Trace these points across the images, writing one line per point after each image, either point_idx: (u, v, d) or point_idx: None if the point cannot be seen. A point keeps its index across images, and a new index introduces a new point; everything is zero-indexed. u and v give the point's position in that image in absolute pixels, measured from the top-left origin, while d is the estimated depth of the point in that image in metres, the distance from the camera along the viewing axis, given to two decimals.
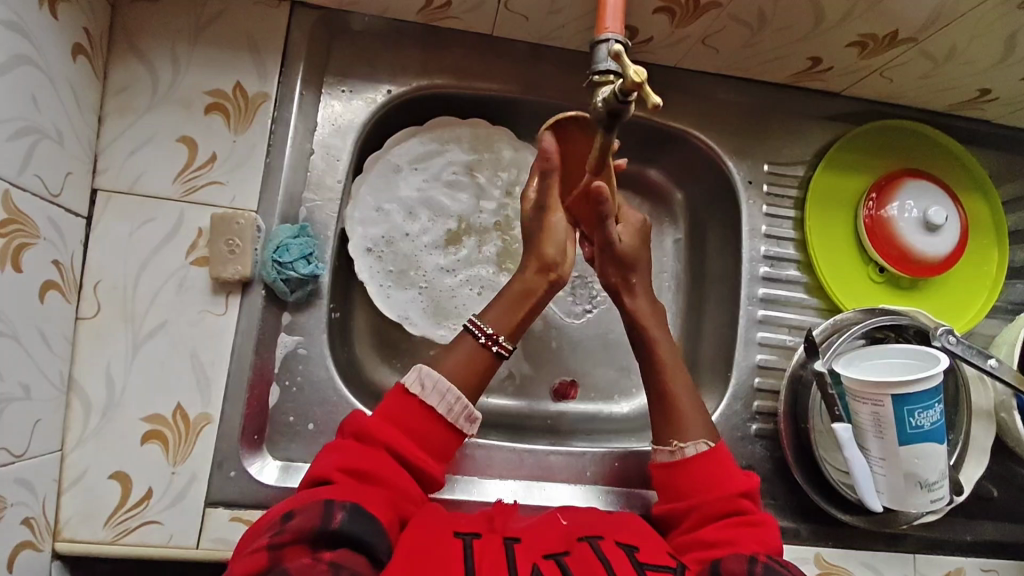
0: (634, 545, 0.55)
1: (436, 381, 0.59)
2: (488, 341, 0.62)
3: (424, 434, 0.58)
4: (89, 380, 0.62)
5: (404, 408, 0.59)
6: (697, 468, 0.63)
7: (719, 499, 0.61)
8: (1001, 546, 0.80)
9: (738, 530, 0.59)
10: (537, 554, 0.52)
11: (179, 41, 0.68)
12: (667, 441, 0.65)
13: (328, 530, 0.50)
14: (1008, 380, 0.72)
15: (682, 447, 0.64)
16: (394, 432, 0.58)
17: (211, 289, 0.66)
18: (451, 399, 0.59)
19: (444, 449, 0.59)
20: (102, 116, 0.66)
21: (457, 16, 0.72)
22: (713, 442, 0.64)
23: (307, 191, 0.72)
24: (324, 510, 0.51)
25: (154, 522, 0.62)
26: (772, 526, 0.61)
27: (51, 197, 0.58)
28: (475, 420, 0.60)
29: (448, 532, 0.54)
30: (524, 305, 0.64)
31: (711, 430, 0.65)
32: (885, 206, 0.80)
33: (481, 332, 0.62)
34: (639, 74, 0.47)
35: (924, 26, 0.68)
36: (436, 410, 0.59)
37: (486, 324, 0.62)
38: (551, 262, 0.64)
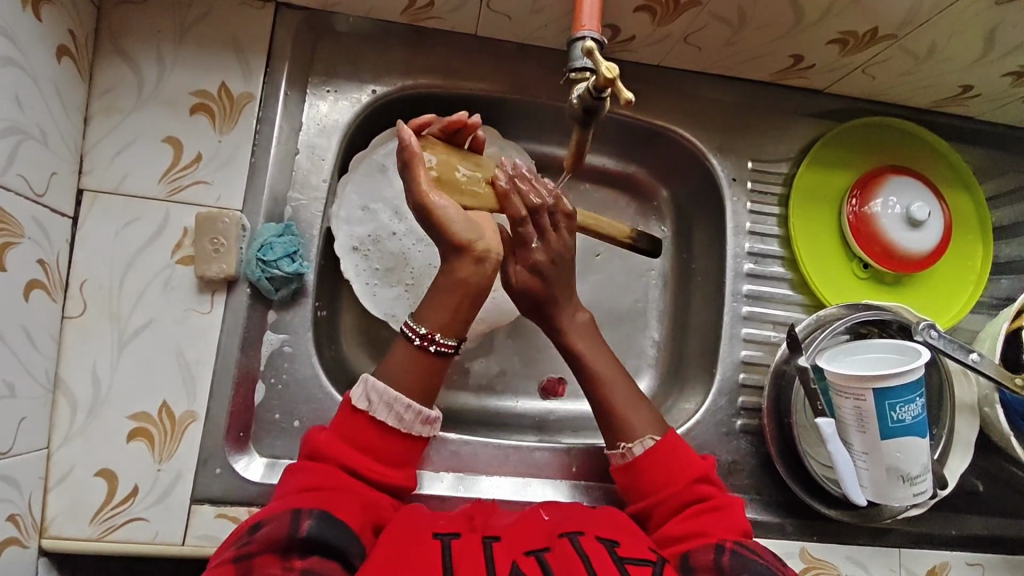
0: (614, 539, 0.55)
1: (381, 394, 0.58)
2: (423, 341, 0.59)
3: (383, 448, 0.59)
4: (74, 379, 0.63)
5: (355, 426, 0.59)
6: (651, 461, 0.65)
7: (678, 491, 0.63)
8: (987, 540, 0.81)
9: (702, 518, 0.61)
10: (517, 551, 0.52)
11: (164, 42, 0.69)
12: (615, 445, 0.67)
13: (296, 537, 0.50)
14: (990, 374, 0.71)
15: (630, 447, 0.66)
16: (349, 451, 0.58)
17: (197, 287, 0.66)
18: (400, 408, 0.58)
19: (406, 457, 0.61)
20: (88, 117, 0.66)
21: (440, 16, 0.73)
22: (659, 434, 0.66)
23: (292, 190, 0.72)
24: (290, 518, 0.52)
25: (140, 519, 0.62)
26: (736, 506, 0.63)
27: (36, 197, 0.59)
28: (431, 420, 0.60)
29: (427, 533, 0.54)
30: (459, 299, 0.57)
31: (657, 424, 0.68)
32: (868, 203, 0.80)
33: (414, 333, 0.59)
34: (612, 70, 0.48)
35: (903, 23, 0.69)
36: (386, 423, 0.59)
37: (417, 324, 0.59)
38: (471, 242, 0.57)
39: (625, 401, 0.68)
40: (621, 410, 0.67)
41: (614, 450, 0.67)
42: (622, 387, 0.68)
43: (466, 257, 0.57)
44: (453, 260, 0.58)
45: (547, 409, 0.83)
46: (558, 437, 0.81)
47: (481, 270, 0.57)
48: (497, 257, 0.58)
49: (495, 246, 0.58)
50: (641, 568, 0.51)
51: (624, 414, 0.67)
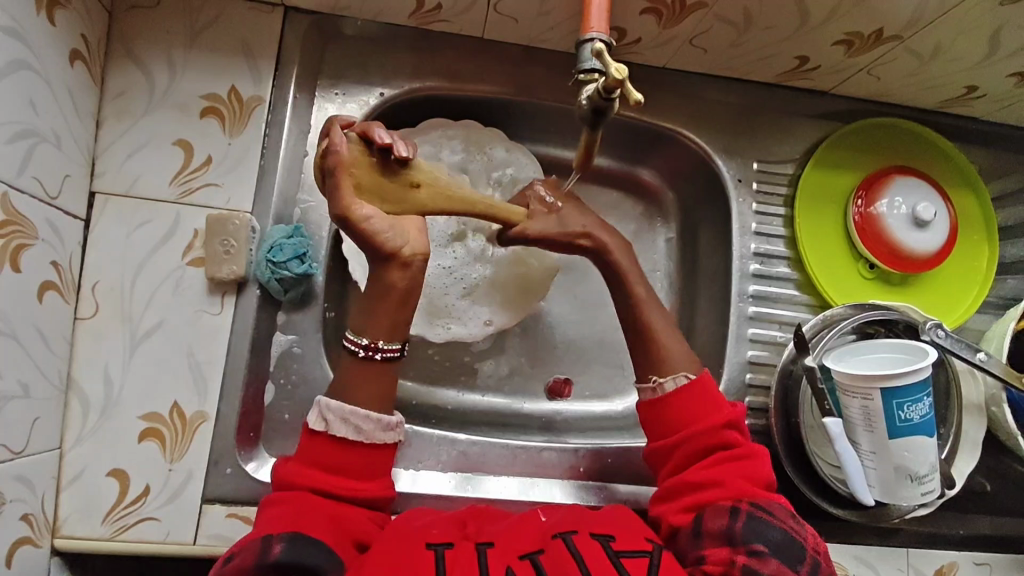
0: (609, 534, 0.56)
1: (336, 411, 0.60)
2: (369, 351, 0.62)
3: (345, 464, 0.59)
4: (87, 379, 0.63)
5: (317, 447, 0.59)
6: (680, 399, 0.65)
7: (705, 434, 0.63)
8: (995, 540, 0.81)
9: (725, 464, 0.62)
10: (511, 556, 0.53)
11: (175, 46, 0.69)
12: (648, 378, 0.67)
13: (267, 562, 0.51)
14: (998, 374, 0.71)
15: (661, 382, 0.66)
16: (315, 474, 0.58)
17: (207, 289, 0.67)
18: (357, 419, 0.60)
19: (375, 466, 0.61)
20: (100, 120, 0.67)
21: (447, 19, 0.73)
22: (694, 373, 0.67)
23: (301, 192, 0.73)
24: (261, 544, 0.53)
25: (151, 519, 0.63)
26: (761, 453, 0.64)
27: (50, 199, 0.59)
28: (390, 425, 0.61)
29: (419, 545, 0.53)
30: (393, 305, 0.62)
31: (693, 363, 0.68)
32: (874, 203, 0.81)
33: (358, 345, 0.62)
34: (621, 71, 0.49)
35: (908, 24, 0.69)
36: (347, 437, 0.60)
37: (360, 335, 0.62)
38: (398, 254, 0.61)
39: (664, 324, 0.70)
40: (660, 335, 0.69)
41: (647, 382, 0.67)
42: (658, 310, 0.70)
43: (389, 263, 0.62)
44: (382, 269, 0.62)
45: (554, 409, 0.84)
46: (565, 437, 0.82)
47: (411, 277, 0.62)
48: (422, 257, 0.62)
49: (420, 248, 0.62)
50: (638, 561, 0.53)
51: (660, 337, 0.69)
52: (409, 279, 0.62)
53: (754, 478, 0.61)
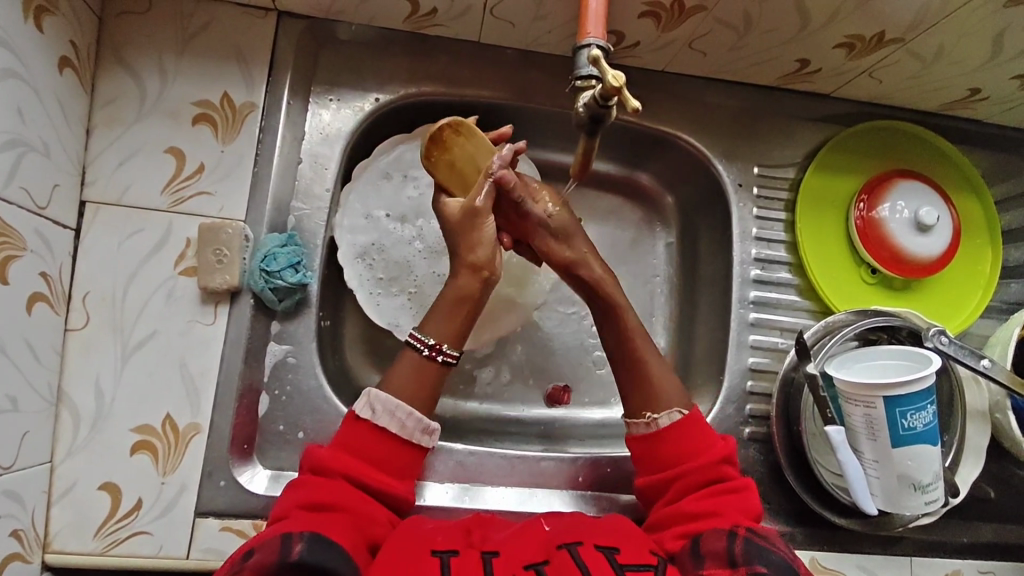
0: (613, 547, 0.55)
1: (386, 404, 0.60)
2: (432, 353, 0.62)
3: (386, 459, 0.60)
4: (77, 392, 0.62)
5: (360, 435, 0.60)
6: (675, 436, 0.64)
7: (703, 467, 0.63)
8: (998, 548, 0.80)
9: (720, 498, 0.61)
10: (516, 566, 0.52)
11: (167, 52, 0.68)
12: (639, 414, 0.65)
13: (287, 561, 0.49)
14: (1001, 381, 0.70)
15: (656, 417, 0.64)
16: (354, 462, 0.59)
17: (200, 299, 0.66)
18: (403, 416, 0.60)
19: (407, 467, 0.61)
20: (90, 128, 0.66)
21: (443, 24, 0.72)
22: (687, 408, 0.65)
23: (295, 200, 0.72)
24: (282, 542, 0.51)
25: (144, 533, 0.62)
26: (754, 490, 0.63)
27: (39, 210, 0.58)
28: (431, 431, 0.62)
29: (424, 552, 0.53)
30: (462, 310, 0.63)
31: (683, 397, 0.66)
32: (876, 207, 0.79)
33: (424, 345, 0.62)
34: (618, 79, 0.48)
35: (910, 27, 0.68)
36: (389, 430, 0.60)
37: (426, 335, 0.63)
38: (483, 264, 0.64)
39: (657, 359, 0.67)
40: (652, 370, 0.66)
41: (639, 418, 0.65)
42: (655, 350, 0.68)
43: (461, 269, 0.64)
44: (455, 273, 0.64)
45: (553, 418, 0.83)
46: (564, 446, 0.81)
47: (484, 285, 0.64)
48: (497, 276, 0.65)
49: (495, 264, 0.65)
50: None
51: (654, 372, 0.66)
52: (482, 287, 0.64)
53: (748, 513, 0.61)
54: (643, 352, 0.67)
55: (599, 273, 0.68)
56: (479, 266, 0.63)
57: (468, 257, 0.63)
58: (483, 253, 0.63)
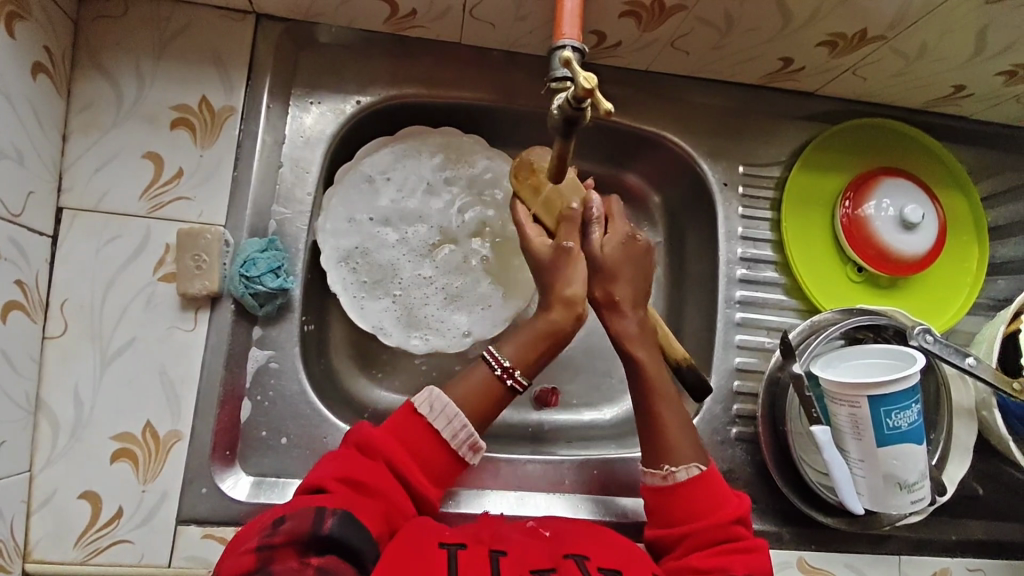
0: (616, 570, 0.54)
1: (446, 406, 0.59)
2: (504, 374, 0.62)
3: (435, 467, 0.59)
4: (56, 400, 0.62)
5: (411, 428, 0.59)
6: (691, 491, 0.62)
7: (716, 526, 0.60)
8: (988, 545, 0.79)
9: (729, 555, 0.59)
10: (524, 568, 0.52)
11: (144, 56, 0.68)
12: (656, 466, 0.64)
13: (319, 535, 0.50)
14: (987, 379, 0.70)
15: (673, 471, 0.63)
16: (402, 453, 0.58)
17: (180, 305, 0.65)
18: (458, 425, 0.59)
19: (447, 476, 0.60)
20: (67, 134, 0.65)
21: (423, 25, 0.72)
22: (704, 465, 0.63)
23: (276, 204, 0.71)
24: (315, 515, 0.51)
25: (124, 542, 0.61)
26: (765, 551, 0.61)
27: (13, 217, 0.58)
28: (478, 450, 0.60)
29: (432, 543, 0.53)
30: (541, 341, 0.63)
31: (700, 452, 0.65)
32: (862, 205, 0.79)
33: (498, 364, 0.62)
34: (590, 80, 0.47)
35: (892, 24, 0.68)
36: (443, 434, 0.59)
37: (502, 355, 0.62)
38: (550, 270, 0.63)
39: (677, 420, 0.65)
40: (670, 428, 0.65)
41: (654, 471, 0.64)
42: (677, 412, 0.66)
43: (555, 304, 0.63)
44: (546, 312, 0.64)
45: (540, 420, 0.82)
46: (552, 449, 0.80)
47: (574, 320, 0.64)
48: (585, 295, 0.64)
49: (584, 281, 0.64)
50: None
51: (670, 433, 0.64)
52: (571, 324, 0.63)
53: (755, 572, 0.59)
54: (661, 411, 0.65)
55: (628, 328, 0.66)
56: (569, 301, 0.63)
57: (564, 291, 0.63)
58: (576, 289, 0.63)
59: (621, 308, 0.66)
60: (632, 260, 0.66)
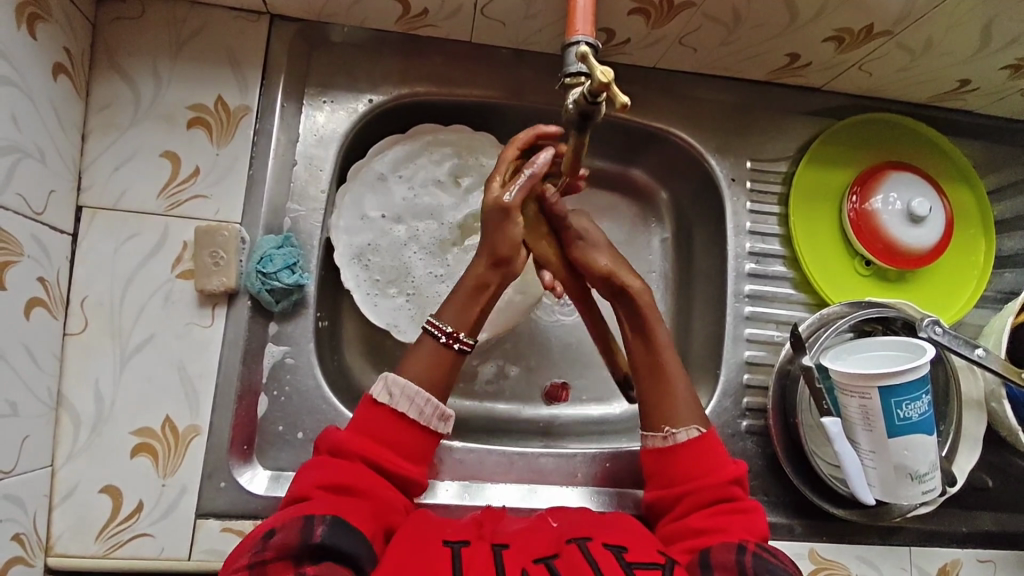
0: (622, 545, 0.54)
1: (403, 387, 0.60)
2: (449, 341, 0.62)
3: (402, 442, 0.60)
4: (76, 395, 0.63)
5: (377, 417, 0.60)
6: (686, 457, 0.64)
7: (713, 486, 0.62)
8: (1000, 537, 0.80)
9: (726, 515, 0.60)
10: (527, 559, 0.52)
11: (160, 58, 0.69)
12: (657, 427, 0.65)
13: (309, 544, 0.50)
14: (997, 370, 0.70)
15: (674, 432, 0.64)
16: (371, 445, 0.59)
17: (197, 301, 0.66)
18: (421, 402, 0.60)
19: (424, 452, 0.61)
20: (86, 134, 0.66)
21: (435, 24, 0.73)
22: (703, 427, 0.64)
23: (291, 201, 0.72)
24: (303, 524, 0.51)
25: (145, 535, 0.62)
26: (761, 512, 0.62)
27: (35, 215, 0.59)
28: (447, 419, 0.62)
29: (436, 541, 0.54)
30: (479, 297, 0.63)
31: (702, 416, 0.65)
32: (869, 199, 0.80)
33: (442, 332, 0.62)
34: (606, 74, 0.48)
35: (898, 18, 0.69)
36: (408, 416, 0.60)
37: (444, 323, 0.62)
38: (505, 257, 0.62)
39: (676, 367, 0.66)
40: (674, 383, 0.65)
41: (655, 432, 0.65)
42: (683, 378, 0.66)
43: (483, 258, 0.63)
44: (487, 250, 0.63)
45: (551, 415, 0.83)
46: (564, 444, 0.81)
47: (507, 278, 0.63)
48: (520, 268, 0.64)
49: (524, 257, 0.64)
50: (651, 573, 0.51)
51: (674, 399, 0.65)
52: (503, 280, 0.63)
53: (753, 529, 0.60)
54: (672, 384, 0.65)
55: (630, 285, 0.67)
56: (499, 258, 0.62)
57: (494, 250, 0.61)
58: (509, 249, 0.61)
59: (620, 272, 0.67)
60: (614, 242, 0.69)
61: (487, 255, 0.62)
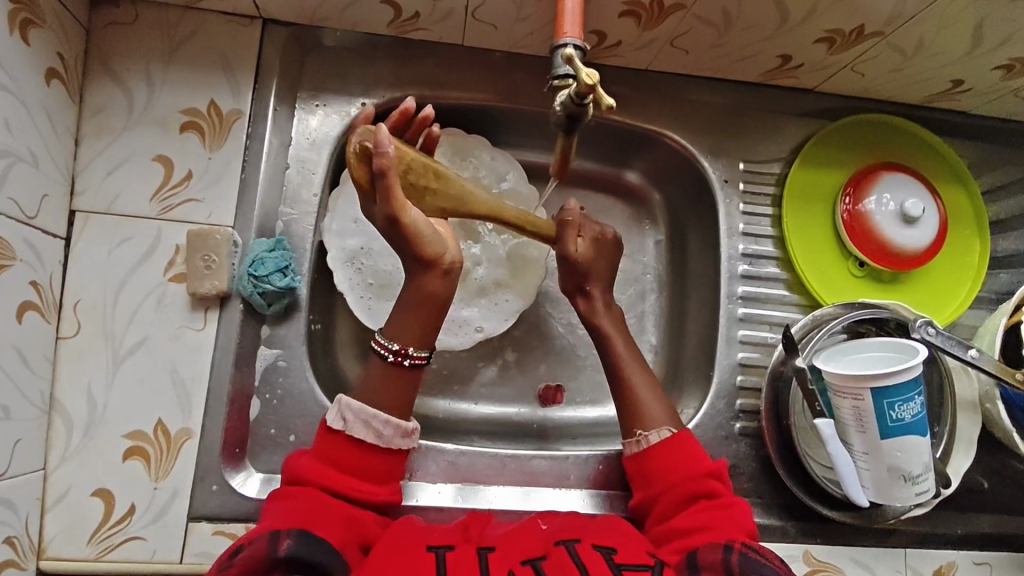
0: (612, 546, 0.54)
1: (357, 412, 0.60)
2: (397, 357, 0.61)
3: (364, 466, 0.60)
4: (69, 399, 0.63)
5: (333, 445, 0.59)
6: (664, 453, 0.65)
7: (690, 484, 0.63)
8: (995, 539, 0.80)
9: (708, 508, 0.61)
10: (514, 561, 0.52)
11: (153, 63, 0.69)
12: (632, 432, 0.68)
13: (276, 557, 0.51)
14: (991, 371, 0.70)
15: (645, 434, 0.66)
16: (328, 471, 0.58)
17: (190, 304, 0.67)
18: (378, 424, 0.60)
19: (390, 472, 0.61)
20: (79, 138, 0.67)
21: (427, 27, 0.73)
22: (675, 429, 0.67)
23: (283, 205, 0.72)
24: (270, 539, 0.52)
25: (137, 538, 0.62)
26: (746, 508, 0.62)
27: (27, 219, 0.59)
28: (411, 433, 0.62)
29: (420, 547, 0.54)
30: (428, 309, 0.61)
31: (671, 417, 0.68)
32: (862, 200, 0.80)
33: (388, 350, 0.61)
34: (592, 76, 0.48)
35: (890, 19, 0.69)
36: (364, 440, 0.60)
37: (390, 339, 0.61)
38: (436, 256, 0.59)
39: (634, 365, 0.70)
40: (641, 399, 0.68)
41: (631, 437, 0.68)
42: (643, 373, 0.70)
43: (425, 270, 0.60)
44: (420, 274, 0.60)
45: (545, 417, 0.83)
46: (557, 445, 0.81)
47: (447, 279, 0.61)
48: (461, 264, 0.61)
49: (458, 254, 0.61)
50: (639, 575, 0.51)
51: (640, 400, 0.68)
52: (447, 282, 0.61)
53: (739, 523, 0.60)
54: (633, 385, 0.69)
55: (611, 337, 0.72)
56: (434, 262, 0.59)
57: (420, 253, 0.58)
58: (435, 247, 0.59)
59: (593, 294, 0.72)
60: (604, 254, 0.73)
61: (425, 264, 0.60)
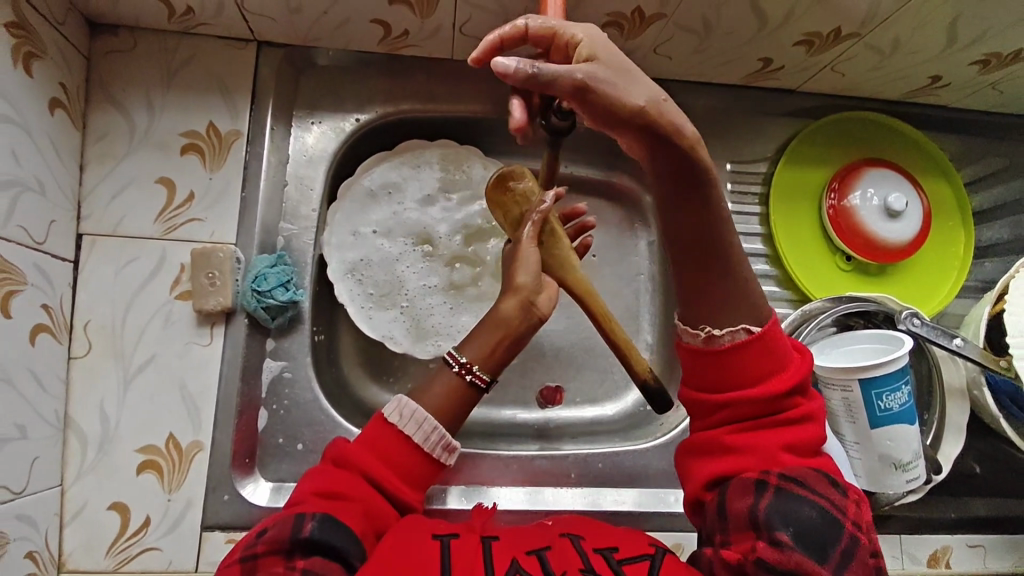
0: (612, 546, 0.56)
1: (413, 412, 0.61)
2: (461, 370, 0.64)
3: (406, 464, 0.60)
4: (83, 416, 0.65)
5: (386, 438, 0.61)
6: (736, 357, 0.56)
7: (756, 401, 0.55)
8: (990, 522, 0.81)
9: (788, 432, 0.56)
10: (518, 550, 0.54)
11: (152, 88, 0.71)
12: (699, 325, 0.57)
13: (300, 538, 0.52)
14: (976, 358, 0.72)
15: (716, 334, 0.56)
16: (372, 459, 0.59)
17: (196, 321, 0.69)
18: (428, 428, 0.61)
19: (424, 476, 0.62)
20: (84, 164, 0.69)
21: (416, 44, 0.75)
22: (755, 326, 0.56)
23: (283, 221, 0.75)
24: (294, 521, 0.54)
25: (153, 549, 0.64)
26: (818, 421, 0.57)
27: (36, 245, 0.61)
28: (452, 449, 0.63)
29: (427, 534, 0.55)
30: (499, 332, 0.65)
31: (755, 313, 0.57)
32: (847, 196, 0.82)
33: (456, 362, 0.64)
34: None
35: (864, 21, 0.71)
36: (414, 439, 0.61)
37: (460, 353, 0.64)
38: (524, 290, 0.65)
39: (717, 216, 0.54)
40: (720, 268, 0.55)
41: (696, 329, 0.57)
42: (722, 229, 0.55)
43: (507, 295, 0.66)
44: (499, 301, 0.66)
45: (546, 417, 0.85)
46: (558, 444, 0.83)
47: (523, 313, 0.65)
48: (542, 313, 0.66)
49: (543, 306, 0.66)
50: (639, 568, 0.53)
51: (722, 273, 0.56)
52: (524, 318, 0.65)
53: (816, 443, 0.56)
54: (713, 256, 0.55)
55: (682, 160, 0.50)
56: (521, 291, 0.65)
57: (512, 281, 0.65)
58: (526, 279, 0.65)
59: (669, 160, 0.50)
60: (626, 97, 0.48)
61: (518, 296, 0.65)
